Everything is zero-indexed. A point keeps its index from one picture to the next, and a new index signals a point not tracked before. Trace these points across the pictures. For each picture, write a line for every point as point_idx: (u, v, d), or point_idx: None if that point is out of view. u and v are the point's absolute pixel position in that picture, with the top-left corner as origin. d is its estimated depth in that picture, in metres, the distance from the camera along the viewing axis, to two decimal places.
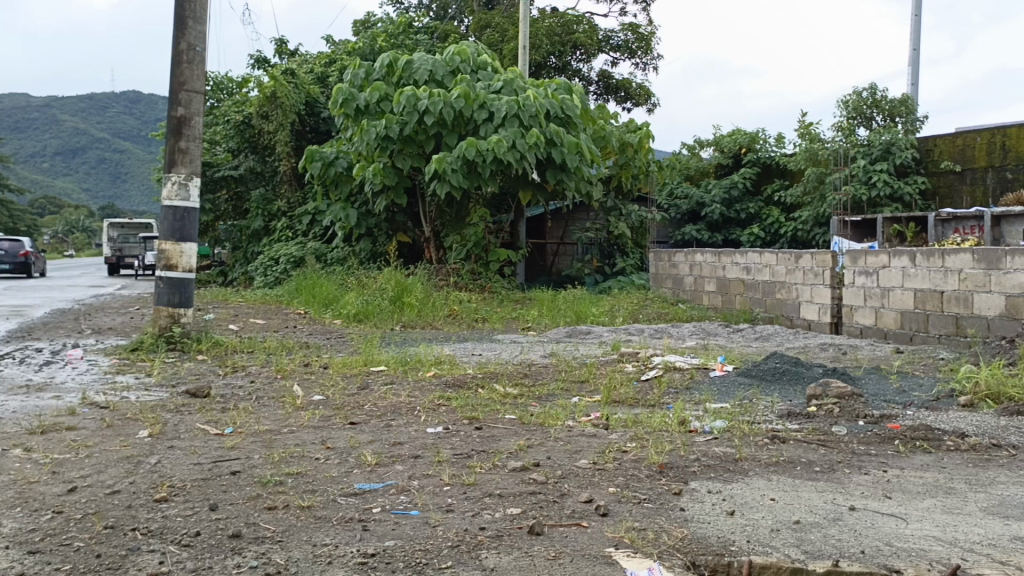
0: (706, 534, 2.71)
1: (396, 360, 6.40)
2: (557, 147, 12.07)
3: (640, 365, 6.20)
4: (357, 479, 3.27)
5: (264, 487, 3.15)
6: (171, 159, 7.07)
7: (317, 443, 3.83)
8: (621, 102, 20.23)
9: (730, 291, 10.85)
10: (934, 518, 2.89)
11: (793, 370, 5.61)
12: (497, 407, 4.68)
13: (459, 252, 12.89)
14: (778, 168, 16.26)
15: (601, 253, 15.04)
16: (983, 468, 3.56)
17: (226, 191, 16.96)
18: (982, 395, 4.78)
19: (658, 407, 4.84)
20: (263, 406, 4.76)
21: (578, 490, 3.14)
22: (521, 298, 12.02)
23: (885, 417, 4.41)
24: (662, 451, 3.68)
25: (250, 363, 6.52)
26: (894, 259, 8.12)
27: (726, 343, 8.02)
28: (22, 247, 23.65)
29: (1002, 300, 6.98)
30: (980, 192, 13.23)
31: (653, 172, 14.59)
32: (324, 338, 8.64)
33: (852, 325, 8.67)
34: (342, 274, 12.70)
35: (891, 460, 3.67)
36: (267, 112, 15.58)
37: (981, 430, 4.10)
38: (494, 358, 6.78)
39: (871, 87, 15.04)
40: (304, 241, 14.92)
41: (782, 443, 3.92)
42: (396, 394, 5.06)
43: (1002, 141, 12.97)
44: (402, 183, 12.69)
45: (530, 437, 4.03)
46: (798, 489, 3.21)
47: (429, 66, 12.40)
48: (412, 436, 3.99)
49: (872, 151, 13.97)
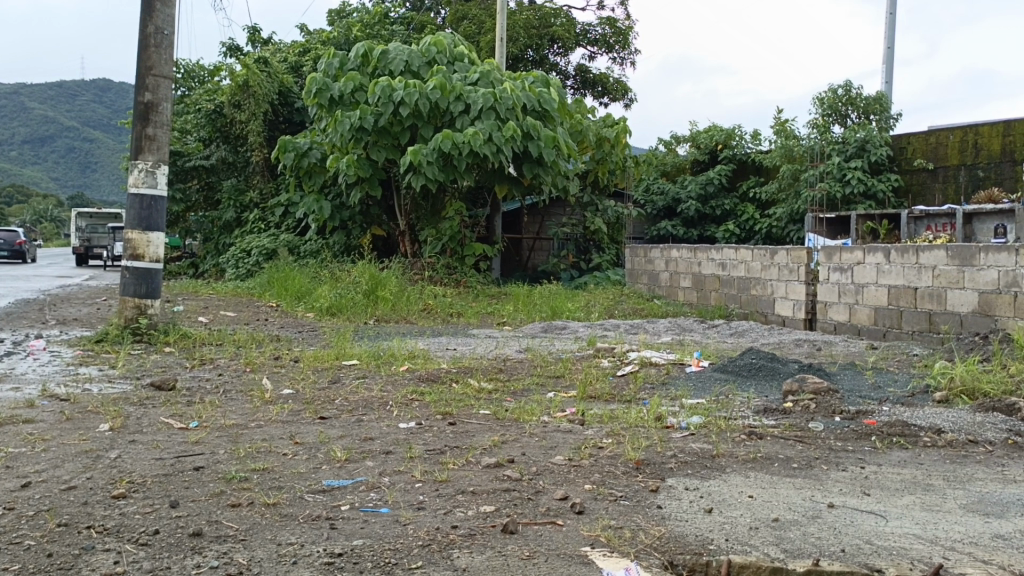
0: (684, 532, 2.65)
1: (368, 354, 6.28)
2: (534, 140, 11.97)
3: (616, 360, 6.14)
4: (325, 476, 3.16)
5: (228, 483, 3.03)
6: (137, 145, 6.87)
7: (284, 438, 3.71)
8: (598, 96, 20.19)
9: (705, 287, 10.85)
10: (914, 516, 2.86)
11: (769, 366, 5.59)
12: (471, 402, 4.59)
13: (434, 246, 12.78)
14: (753, 165, 16.33)
15: (577, 248, 15.04)
16: (961, 464, 3.54)
17: (197, 181, 16.65)
18: (957, 390, 4.78)
19: (634, 402, 4.78)
20: (231, 400, 4.62)
21: (553, 486, 3.07)
22: (497, 293, 11.94)
23: (862, 413, 4.39)
24: (638, 447, 3.62)
25: (220, 356, 6.36)
26: (868, 256, 8.15)
27: (702, 338, 8.00)
28: (16, 238, 27.34)
29: (976, 296, 7.03)
30: (952, 189, 13.35)
31: (630, 167, 14.56)
32: (296, 331, 8.50)
33: (826, 322, 8.70)
34: (315, 266, 12.52)
35: (868, 457, 3.64)
36: (239, 101, 15.33)
37: (956, 426, 4.09)
38: (469, 352, 6.69)
39: (847, 84, 15.14)
40: (276, 232, 14.70)
41: (759, 439, 3.88)
42: (368, 389, 4.95)
43: (974, 140, 13.10)
44: (376, 175, 12.54)
45: (504, 432, 3.95)
46: (776, 486, 3.16)
47: (405, 57, 12.27)
48: (384, 431, 3.90)
49: (847, 148, 14.05)
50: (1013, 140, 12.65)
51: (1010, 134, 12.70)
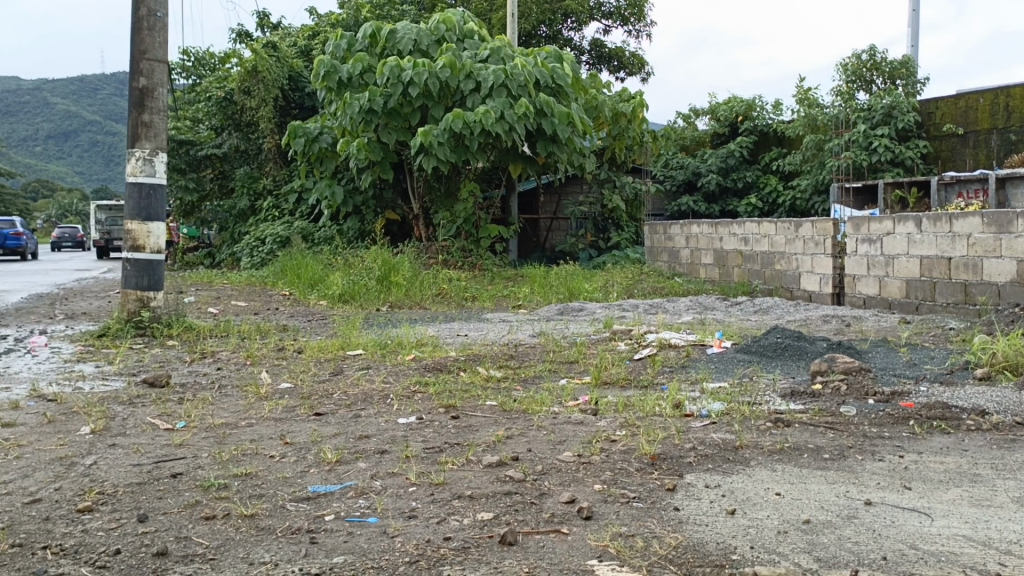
0: (703, 538, 2.37)
1: (374, 343, 6.03)
2: (548, 118, 11.59)
3: (633, 343, 5.83)
4: (312, 481, 2.93)
5: (204, 492, 2.80)
6: (134, 133, 6.64)
7: (274, 438, 3.50)
8: (613, 71, 19.71)
9: (727, 263, 10.47)
10: (963, 513, 2.54)
11: (795, 346, 5.25)
12: (477, 393, 4.33)
13: (448, 230, 12.50)
14: (776, 136, 15.83)
15: (595, 227, 14.69)
16: (1009, 450, 3.20)
17: (210, 170, 16.48)
18: (999, 366, 4.42)
19: (651, 388, 4.50)
20: (224, 396, 4.42)
21: (559, 488, 2.79)
22: (513, 275, 11.65)
23: (897, 395, 4.07)
24: (654, 440, 3.33)
25: (222, 348, 6.15)
26: (899, 225, 7.75)
27: (724, 317, 7.67)
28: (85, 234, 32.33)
29: (1015, 265, 6.62)
30: (984, 154, 12.76)
31: (647, 142, 14.14)
32: (304, 320, 8.30)
33: (855, 296, 8.32)
34: (328, 253, 12.31)
35: (907, 444, 3.32)
36: (248, 87, 15.08)
37: (1002, 407, 3.73)
38: (480, 339, 6.41)
39: (871, 49, 14.55)
40: (290, 220, 14.49)
41: (786, 427, 3.57)
42: (370, 381, 4.72)
43: (1005, 102, 12.48)
44: (387, 158, 12.28)
45: (511, 425, 3.68)
46: (806, 481, 2.86)
47: (413, 36, 11.93)
48: (382, 427, 3.66)
49: (873, 115, 13.53)
50: None
51: None
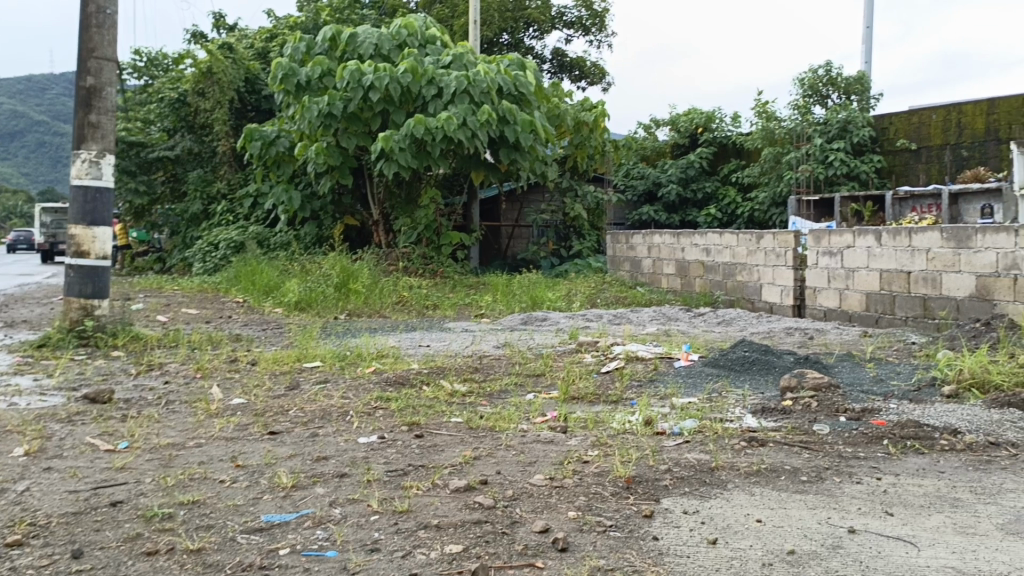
0: (686, 573, 2.25)
1: (332, 354, 5.81)
2: (510, 125, 11.46)
3: (600, 356, 5.71)
4: (265, 510, 2.77)
5: (147, 523, 2.62)
6: (80, 134, 6.32)
7: (225, 461, 3.33)
8: (575, 80, 19.70)
9: (689, 274, 10.45)
10: (948, 542, 2.45)
11: (763, 360, 5.19)
12: (441, 409, 4.16)
13: (409, 236, 12.27)
14: (734, 148, 15.94)
15: (557, 236, 14.60)
16: (986, 473, 3.11)
17: (162, 172, 15.94)
18: (967, 383, 4.33)
19: (621, 403, 4.38)
20: (173, 413, 4.20)
21: (531, 516, 2.65)
22: (475, 283, 11.48)
23: (868, 412, 3.98)
24: (628, 461, 3.20)
25: (170, 360, 5.87)
26: (859, 239, 7.79)
27: (688, 328, 7.64)
28: None
29: (973, 280, 6.67)
30: (936, 169, 12.82)
31: (609, 151, 14.12)
32: (258, 329, 8.01)
33: (815, 308, 8.36)
34: (284, 259, 12.00)
35: (883, 465, 3.24)
36: (203, 88, 14.68)
37: (975, 426, 3.65)
38: (442, 350, 6.23)
39: (827, 64, 14.74)
40: (245, 224, 14.10)
41: (761, 447, 3.46)
42: (327, 396, 4.51)
43: (958, 118, 12.51)
44: (347, 163, 12.03)
45: (478, 445, 3.51)
46: (786, 506, 2.75)
47: (374, 40, 11.71)
48: (341, 448, 3.48)
49: (829, 129, 13.69)
50: (997, 118, 12.04)
51: (995, 111, 12.07)
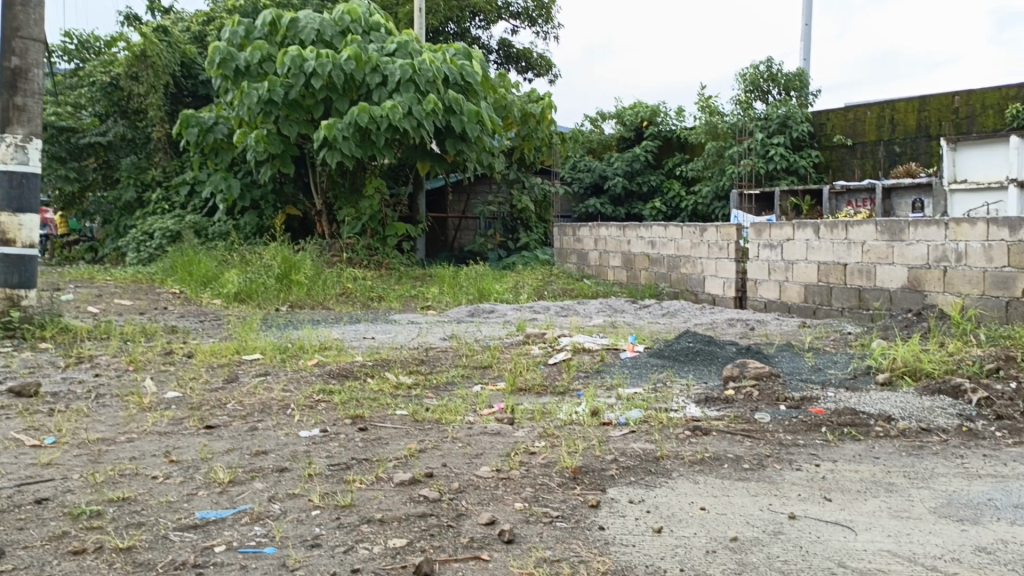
0: (632, 561, 2.25)
1: (273, 346, 5.67)
2: (456, 115, 11.38)
3: (546, 347, 5.70)
4: (201, 506, 2.68)
5: (74, 521, 2.52)
6: (4, 117, 6.01)
7: (158, 456, 3.22)
8: (521, 72, 19.67)
9: (634, 266, 10.55)
10: (885, 526, 2.51)
11: (706, 350, 5.26)
12: (386, 401, 4.09)
13: (353, 227, 12.10)
14: (678, 142, 16.15)
15: (504, 228, 14.55)
16: (918, 458, 3.21)
17: (94, 159, 15.34)
18: (899, 371, 4.45)
19: (567, 394, 4.38)
20: (102, 407, 4.04)
21: (477, 508, 2.62)
22: (421, 275, 11.38)
23: (807, 400, 4.07)
24: (574, 451, 3.20)
25: (101, 352, 5.64)
26: (798, 232, 7.98)
27: (633, 319, 7.71)
28: None
29: (906, 272, 6.89)
30: (870, 164, 13.22)
31: (555, 143, 14.14)
32: (196, 321, 7.77)
33: (756, 300, 8.53)
34: (223, 249, 11.69)
35: (822, 452, 3.31)
36: (137, 72, 14.17)
37: (907, 413, 3.75)
38: (387, 342, 6.15)
39: (768, 60, 15.02)
40: (182, 213, 13.69)
41: (704, 436, 3.50)
42: (267, 389, 4.40)
43: (891, 115, 12.92)
44: (288, 151, 11.78)
45: (423, 437, 3.47)
46: (728, 494, 2.79)
47: (316, 25, 11.46)
48: (281, 442, 3.40)
49: (769, 125, 13.95)
50: (928, 115, 12.47)
51: (926, 108, 12.51)
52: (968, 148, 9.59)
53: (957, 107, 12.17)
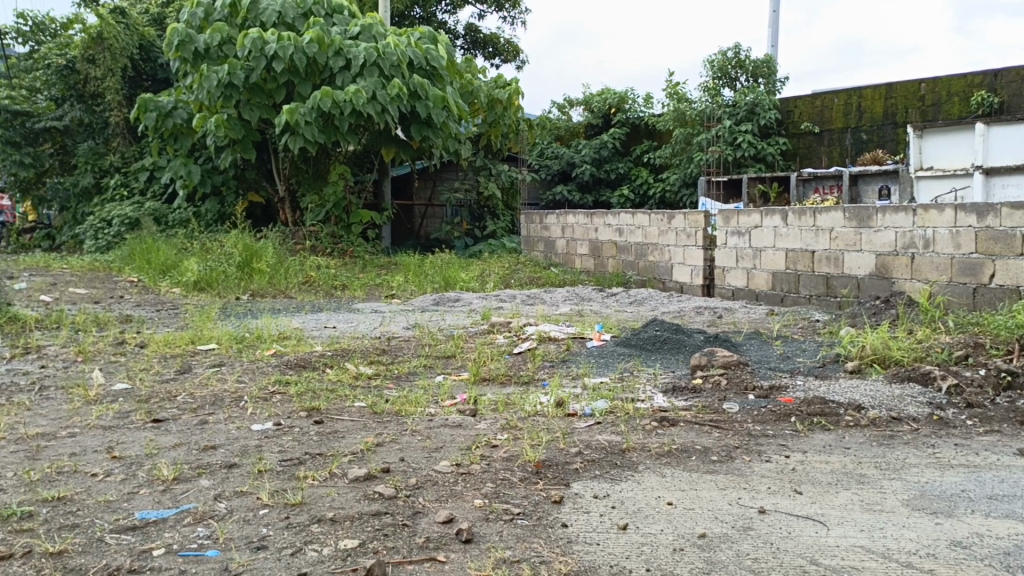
0: (595, 562, 2.15)
1: (230, 336, 5.48)
2: (421, 100, 11.16)
3: (512, 336, 5.58)
4: (141, 505, 2.52)
5: (2, 524, 2.36)
6: None
7: (100, 452, 3.04)
8: (488, 57, 19.44)
9: (602, 254, 10.47)
10: (857, 520, 2.43)
11: (674, 339, 5.17)
12: (344, 393, 3.94)
13: (317, 214, 11.84)
14: (646, 129, 16.08)
15: (470, 215, 14.37)
16: (889, 448, 3.15)
17: (50, 144, 14.84)
18: (869, 359, 4.41)
19: (532, 384, 4.27)
20: (46, 400, 3.84)
21: (434, 505, 2.49)
22: (386, 263, 11.19)
23: (775, 389, 4.00)
24: (538, 444, 3.09)
25: (50, 343, 5.40)
26: (765, 219, 7.94)
27: (601, 307, 7.64)
28: None
29: (873, 259, 6.88)
30: (837, 152, 13.26)
31: (523, 130, 13.98)
32: (152, 310, 7.52)
33: (724, 287, 8.50)
34: (183, 237, 11.36)
35: (791, 442, 3.23)
36: (92, 55, 13.70)
37: (877, 402, 3.70)
38: (349, 331, 5.98)
39: (735, 47, 14.99)
40: (141, 200, 13.30)
41: (672, 427, 3.41)
42: (220, 380, 4.22)
43: (858, 103, 12.96)
44: (249, 136, 11.47)
45: (382, 430, 3.33)
46: (696, 487, 2.69)
47: (277, 7, 11.13)
48: (232, 436, 3.23)
49: (737, 112, 13.92)
50: (895, 102, 12.53)
51: (892, 96, 12.57)
52: (934, 135, 9.65)
53: (923, 94, 12.24)
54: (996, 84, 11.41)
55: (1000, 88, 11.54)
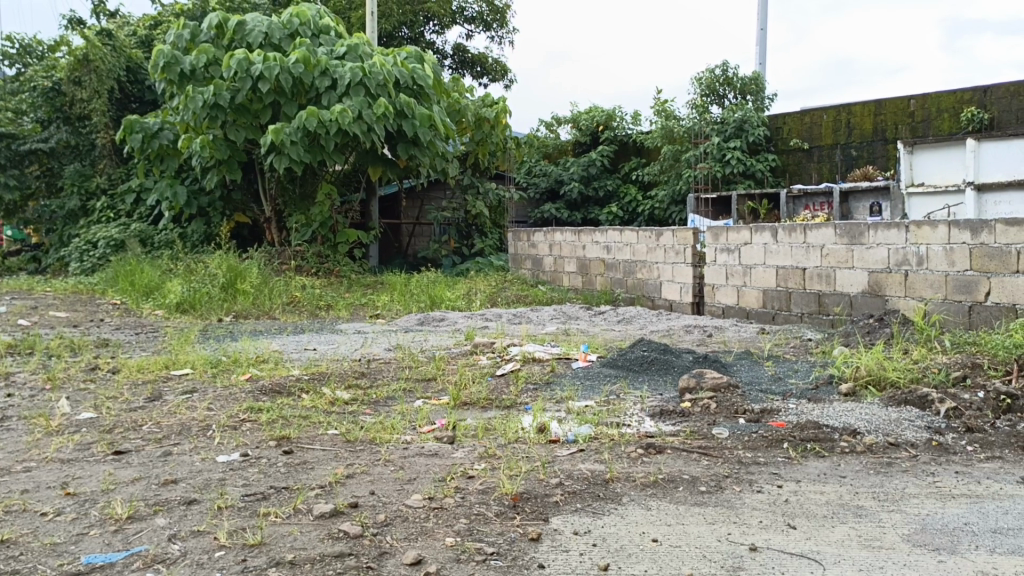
0: None
1: (205, 360, 5.30)
2: (408, 119, 11.05)
3: (496, 358, 5.42)
4: (89, 548, 2.35)
5: None
6: None
7: (54, 488, 2.86)
8: (477, 77, 19.42)
9: (590, 272, 10.35)
10: (854, 558, 2.28)
11: (661, 359, 5.02)
12: (317, 420, 3.77)
13: (303, 234, 11.68)
14: (635, 146, 16.02)
15: (459, 233, 14.25)
16: (887, 477, 3.00)
17: (36, 166, 14.67)
18: (863, 381, 4.27)
19: (515, 408, 4.12)
20: (4, 432, 3.66)
21: (403, 545, 2.33)
22: (372, 282, 11.05)
23: (767, 413, 3.85)
24: (516, 475, 2.93)
25: (20, 369, 5.21)
26: (755, 235, 7.83)
27: (588, 327, 7.50)
28: None
29: (866, 276, 6.77)
30: (827, 168, 13.21)
31: (511, 148, 13.89)
32: (131, 334, 7.33)
33: (714, 305, 8.38)
34: (168, 258, 11.19)
35: (784, 471, 3.09)
36: (78, 76, 13.57)
37: (873, 426, 3.56)
38: (329, 354, 5.80)
39: (723, 64, 14.97)
40: (127, 221, 13.13)
41: (658, 455, 3.26)
42: (190, 408, 4.04)
43: (847, 119, 12.92)
44: (235, 157, 11.35)
45: (353, 461, 3.17)
46: (683, 522, 2.54)
47: (264, 28, 11.05)
48: (195, 469, 3.06)
49: (726, 128, 13.87)
50: (884, 119, 12.49)
51: (882, 112, 12.53)
52: (925, 150, 9.59)
53: (913, 110, 12.21)
54: (986, 100, 11.39)
55: (990, 104, 11.51)
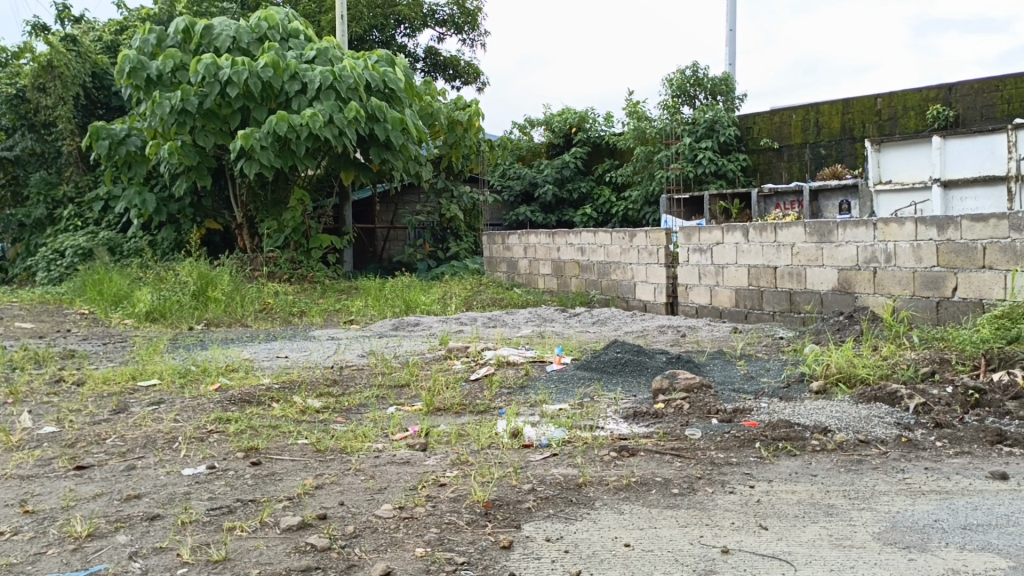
0: None
1: (173, 370, 5.20)
2: (380, 123, 10.98)
3: (469, 362, 5.38)
4: (46, 568, 2.28)
5: None
6: None
7: (11, 507, 2.78)
8: (449, 80, 19.36)
9: (565, 273, 10.35)
10: (825, 558, 2.28)
11: (635, 361, 5.02)
12: (287, 429, 3.71)
13: (276, 240, 11.55)
14: (607, 147, 16.06)
15: (433, 237, 14.18)
16: (857, 474, 3.01)
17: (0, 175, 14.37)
18: (834, 378, 4.30)
19: (488, 413, 4.09)
20: None
21: (371, 556, 2.29)
22: (346, 288, 10.96)
23: (740, 412, 3.85)
24: (488, 482, 2.89)
25: None
26: (727, 235, 7.87)
27: (563, 329, 7.49)
28: None
29: (836, 274, 6.83)
30: (797, 167, 13.33)
31: (484, 150, 13.85)
32: (99, 345, 7.19)
33: (688, 305, 8.41)
34: (137, 266, 11.01)
35: (755, 471, 3.09)
36: (41, 83, 13.29)
37: (844, 424, 3.57)
38: (301, 361, 5.73)
39: (694, 65, 15.06)
40: (95, 230, 12.90)
41: (631, 457, 3.24)
42: (156, 420, 3.96)
43: (816, 118, 13.04)
44: (205, 163, 11.20)
45: (323, 471, 3.11)
46: (656, 525, 2.53)
47: (231, 32, 10.91)
48: (159, 483, 3.00)
49: (697, 129, 13.96)
50: (852, 118, 12.63)
51: (850, 111, 12.66)
52: (892, 148, 9.70)
53: (880, 109, 12.36)
54: (951, 98, 11.58)
55: (954, 102, 11.69)
